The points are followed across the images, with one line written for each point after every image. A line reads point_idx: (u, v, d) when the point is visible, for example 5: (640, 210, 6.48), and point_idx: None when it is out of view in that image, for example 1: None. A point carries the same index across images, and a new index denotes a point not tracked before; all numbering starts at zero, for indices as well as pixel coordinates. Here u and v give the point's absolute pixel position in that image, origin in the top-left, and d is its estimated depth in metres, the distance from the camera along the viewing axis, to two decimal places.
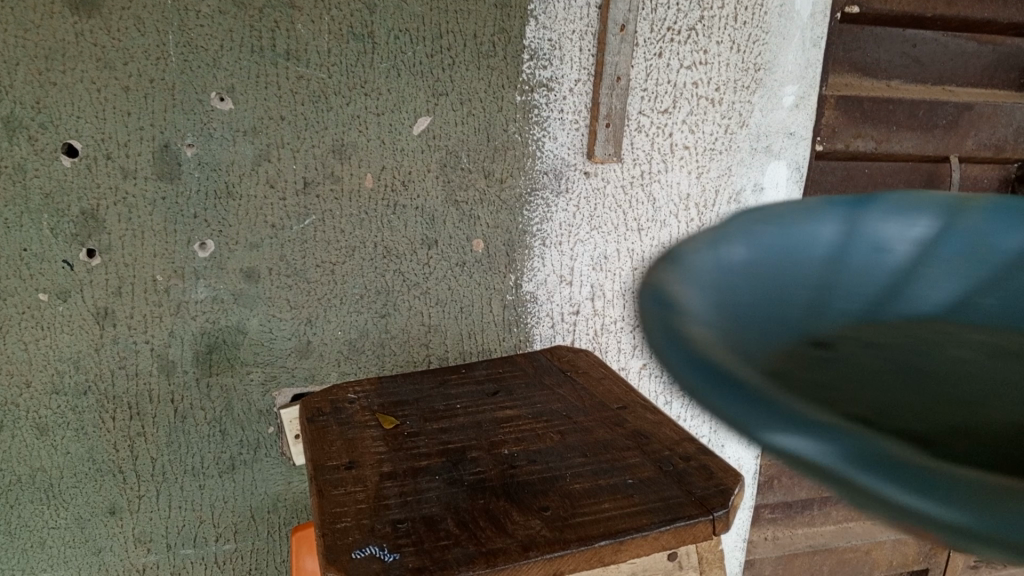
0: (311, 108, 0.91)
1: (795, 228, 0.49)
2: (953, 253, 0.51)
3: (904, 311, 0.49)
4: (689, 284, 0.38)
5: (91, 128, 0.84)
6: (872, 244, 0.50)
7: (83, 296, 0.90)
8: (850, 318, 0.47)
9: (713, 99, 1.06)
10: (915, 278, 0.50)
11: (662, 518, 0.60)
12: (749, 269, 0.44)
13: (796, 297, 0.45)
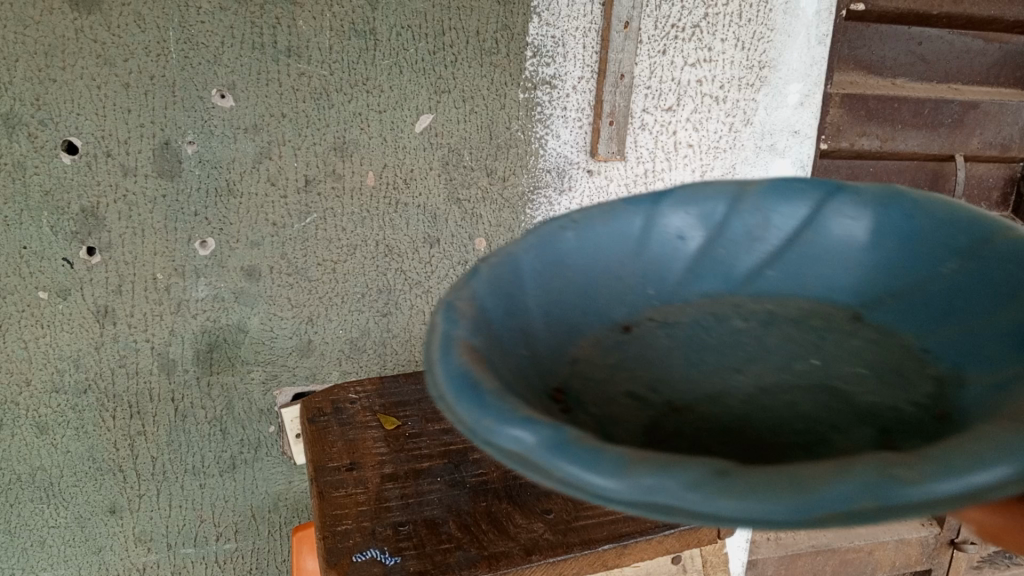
0: (312, 105, 0.91)
1: (598, 226, 0.48)
2: (747, 231, 0.52)
3: (710, 291, 0.51)
4: (464, 301, 0.37)
5: (91, 125, 0.84)
6: (676, 235, 0.51)
7: (83, 294, 0.90)
8: (649, 306, 0.49)
9: (717, 97, 1.05)
10: (717, 257, 0.52)
11: (667, 521, 0.59)
12: (544, 277, 0.44)
13: (593, 297, 0.47)
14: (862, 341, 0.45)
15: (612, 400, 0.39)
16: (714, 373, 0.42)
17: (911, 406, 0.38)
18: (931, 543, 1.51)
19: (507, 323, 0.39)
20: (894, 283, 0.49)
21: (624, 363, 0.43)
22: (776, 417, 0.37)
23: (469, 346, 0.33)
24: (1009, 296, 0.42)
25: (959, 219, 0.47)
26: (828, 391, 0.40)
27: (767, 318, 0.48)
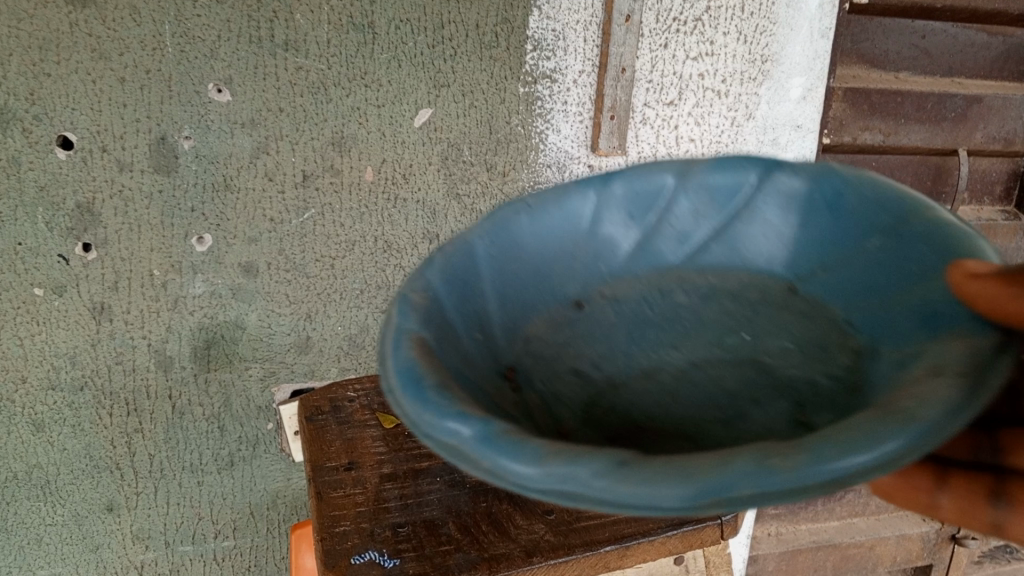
0: (310, 99, 0.90)
1: (544, 210, 0.55)
2: (689, 208, 0.57)
3: (660, 265, 0.57)
4: (417, 292, 0.44)
5: (86, 120, 0.83)
6: (620, 215, 0.57)
7: (79, 291, 0.89)
8: (598, 281, 0.55)
9: (719, 91, 1.04)
10: (662, 234, 0.57)
11: (670, 522, 0.58)
12: (493, 261, 0.51)
13: (545, 277, 0.53)
14: (790, 312, 0.50)
15: (558, 377, 0.46)
16: (650, 351, 0.49)
17: (825, 378, 0.43)
18: (931, 538, 1.51)
19: (460, 304, 0.46)
20: (827, 258, 0.53)
21: (571, 342, 0.50)
22: (701, 390, 0.44)
23: (420, 335, 0.39)
24: (918, 275, 0.45)
25: (883, 196, 0.51)
26: (754, 364, 0.46)
27: (708, 291, 0.54)
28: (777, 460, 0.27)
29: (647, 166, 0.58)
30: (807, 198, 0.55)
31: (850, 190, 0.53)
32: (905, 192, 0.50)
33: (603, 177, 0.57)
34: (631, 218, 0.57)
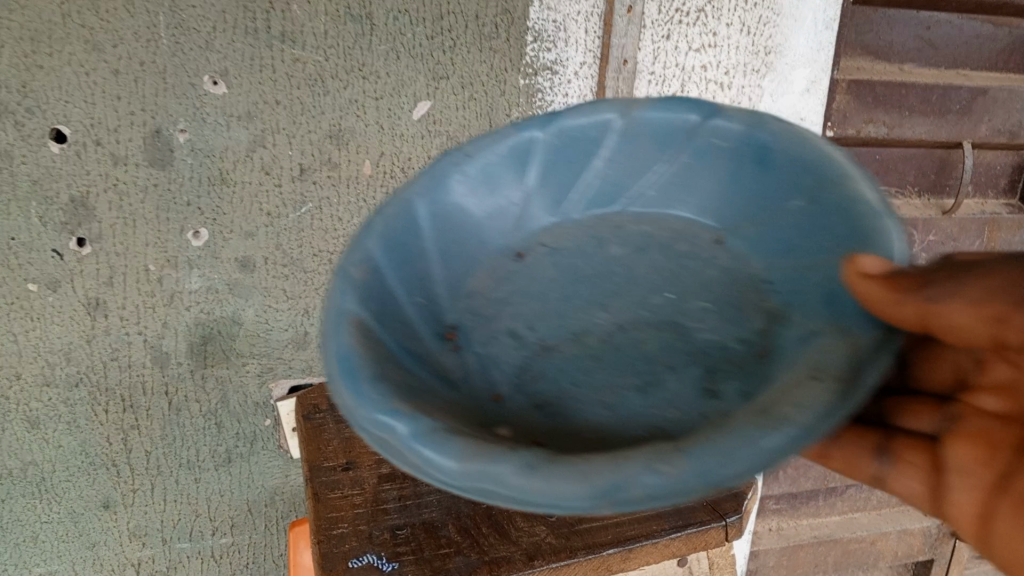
0: (308, 92, 0.88)
1: (490, 160, 0.65)
2: (626, 154, 0.67)
3: (601, 213, 0.67)
4: (356, 265, 0.52)
5: (80, 112, 0.81)
6: (561, 164, 0.67)
7: (74, 286, 0.88)
8: (542, 228, 0.66)
9: (722, 83, 1.02)
10: (603, 180, 0.67)
11: (673, 524, 0.58)
12: (439, 216, 0.61)
13: (493, 225, 0.65)
14: (711, 269, 0.58)
15: (494, 338, 0.55)
16: (583, 311, 0.56)
17: (735, 342, 0.50)
18: (932, 533, 1.51)
19: (399, 271, 0.55)
20: (751, 212, 0.61)
21: (512, 292, 0.59)
22: (623, 356, 0.51)
23: (355, 318, 0.46)
24: (835, 243, 0.51)
25: (803, 159, 0.57)
26: (672, 328, 0.53)
27: (638, 242, 0.63)
28: (661, 465, 0.33)
29: (590, 113, 0.67)
30: (732, 148, 0.62)
31: (772, 146, 0.60)
32: (825, 155, 0.56)
33: (547, 125, 0.67)
34: (571, 167, 0.67)
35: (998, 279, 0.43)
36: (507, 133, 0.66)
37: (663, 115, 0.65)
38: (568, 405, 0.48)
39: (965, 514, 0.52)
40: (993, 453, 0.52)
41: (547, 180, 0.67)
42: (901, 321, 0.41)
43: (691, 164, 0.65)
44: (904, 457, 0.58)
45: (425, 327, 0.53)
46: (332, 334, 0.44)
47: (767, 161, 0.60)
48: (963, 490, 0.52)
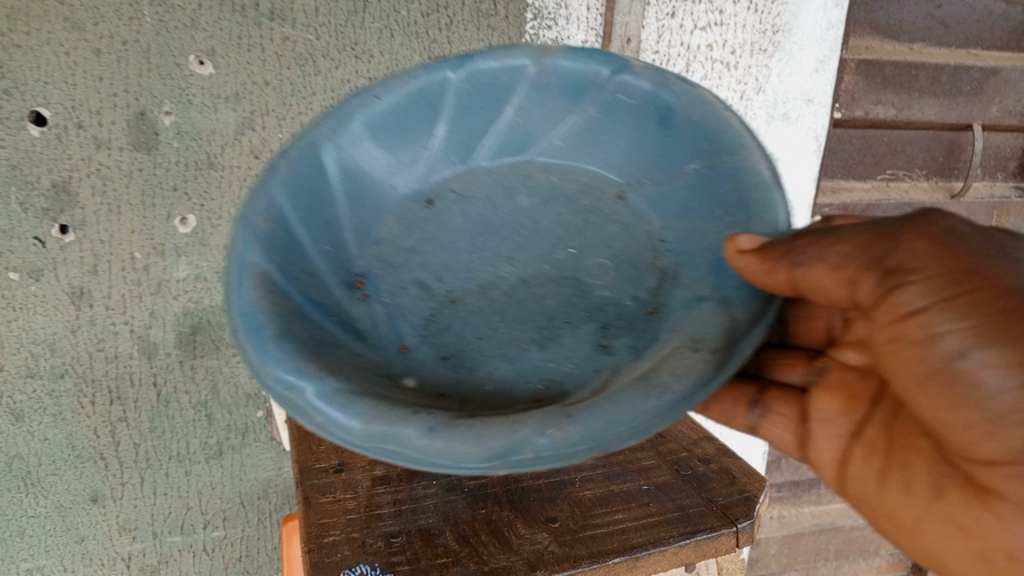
0: (297, 72, 0.85)
1: (399, 102, 0.66)
2: (538, 102, 0.67)
3: (513, 161, 0.67)
4: (260, 214, 0.54)
5: (60, 94, 0.78)
6: (472, 109, 0.67)
7: (57, 275, 0.85)
8: (451, 174, 0.67)
9: (728, 63, 0.98)
10: (513, 127, 0.67)
11: (682, 530, 0.56)
12: (346, 165, 0.63)
13: (402, 169, 0.66)
14: (613, 226, 0.60)
15: (403, 289, 0.57)
16: (488, 263, 0.59)
17: (631, 300, 0.54)
18: None
19: (301, 217, 0.57)
20: (650, 169, 0.63)
21: (420, 241, 0.61)
22: (526, 311, 0.55)
23: (259, 271, 0.50)
24: (723, 213, 0.55)
25: (704, 124, 0.59)
26: (574, 284, 0.56)
27: (547, 195, 0.64)
28: (552, 428, 0.37)
29: (504, 55, 0.67)
30: (642, 106, 0.64)
31: (679, 108, 0.61)
32: (727, 123, 0.58)
33: (460, 65, 0.66)
34: (481, 114, 0.67)
35: (854, 244, 0.47)
36: (416, 73, 0.66)
37: (574, 64, 0.66)
38: (471, 357, 0.52)
39: (827, 458, 0.57)
40: (853, 405, 0.56)
41: (457, 126, 0.67)
42: (774, 288, 0.45)
43: (597, 116, 0.66)
44: (776, 407, 0.60)
45: (333, 278, 0.56)
46: (236, 288, 0.48)
47: (673, 123, 0.62)
48: (826, 437, 0.57)
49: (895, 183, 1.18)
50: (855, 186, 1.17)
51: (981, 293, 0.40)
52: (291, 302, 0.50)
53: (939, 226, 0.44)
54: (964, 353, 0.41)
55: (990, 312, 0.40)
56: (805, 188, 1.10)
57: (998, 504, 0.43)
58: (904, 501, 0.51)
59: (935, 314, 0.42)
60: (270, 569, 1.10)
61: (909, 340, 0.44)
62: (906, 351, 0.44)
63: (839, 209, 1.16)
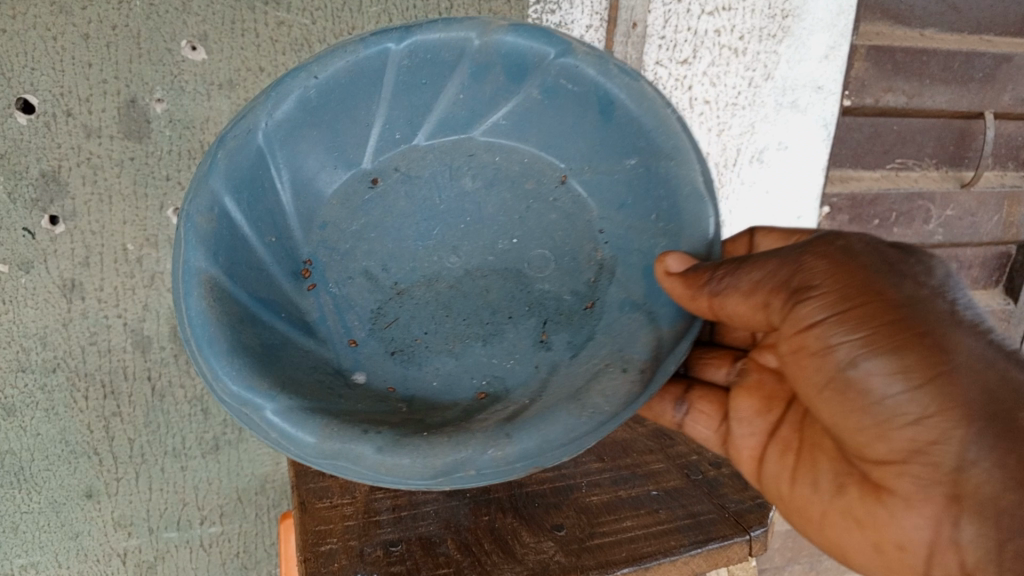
0: (293, 57, 0.83)
1: (336, 80, 0.61)
2: (477, 82, 0.64)
3: (455, 139, 0.66)
4: (203, 214, 0.57)
5: (48, 81, 0.75)
6: (412, 84, 0.63)
7: (47, 267, 0.82)
8: (393, 151, 0.66)
9: (736, 49, 0.95)
10: (452, 107, 0.65)
11: (692, 540, 0.55)
12: (284, 148, 0.62)
13: (340, 149, 0.65)
14: (555, 215, 0.64)
15: (350, 280, 0.63)
16: (433, 252, 0.63)
17: (570, 294, 0.61)
18: None
19: (247, 211, 0.60)
20: (592, 156, 0.64)
21: (363, 229, 0.64)
22: (469, 306, 0.61)
23: (206, 279, 0.55)
24: (662, 220, 0.60)
25: (649, 122, 0.60)
26: (517, 275, 0.62)
27: (491, 178, 0.65)
28: (493, 446, 0.48)
29: (447, 28, 0.61)
30: (586, 94, 0.62)
31: (624, 102, 0.61)
32: (665, 122, 0.60)
33: (402, 37, 0.61)
34: (421, 90, 0.64)
35: (765, 269, 0.52)
36: (353, 47, 0.61)
37: (521, 42, 0.61)
38: (419, 353, 0.60)
39: (746, 454, 0.62)
40: (770, 405, 0.60)
41: (399, 101, 0.64)
42: (697, 310, 0.53)
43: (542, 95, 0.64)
44: (700, 405, 0.65)
45: (280, 270, 0.61)
46: (185, 296, 0.54)
47: (616, 117, 0.61)
48: (746, 436, 0.61)
49: (905, 172, 1.16)
50: (864, 175, 1.14)
51: (871, 309, 0.47)
52: (237, 306, 0.56)
53: (837, 244, 0.51)
54: (857, 362, 0.47)
55: (883, 326, 0.46)
56: (813, 178, 1.07)
57: (892, 500, 0.49)
58: (811, 498, 0.55)
59: (830, 328, 0.48)
60: (269, 566, 1.08)
61: (810, 350, 0.50)
62: (807, 360, 0.50)
63: (848, 199, 1.13)
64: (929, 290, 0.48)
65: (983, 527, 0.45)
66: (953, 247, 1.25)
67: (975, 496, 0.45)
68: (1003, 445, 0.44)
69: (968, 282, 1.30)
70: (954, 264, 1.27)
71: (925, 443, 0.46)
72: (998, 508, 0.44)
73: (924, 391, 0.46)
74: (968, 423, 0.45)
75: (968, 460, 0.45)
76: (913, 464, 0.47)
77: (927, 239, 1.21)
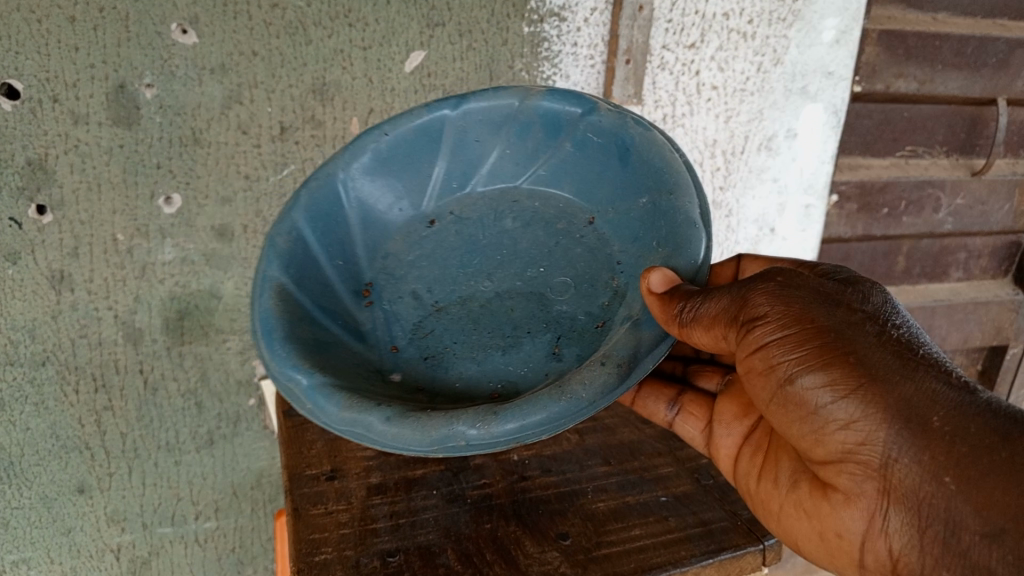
0: (287, 42, 0.79)
1: (404, 138, 0.67)
2: (521, 140, 0.67)
3: (500, 187, 0.68)
4: (282, 236, 0.61)
5: (33, 65, 0.73)
6: (466, 142, 0.67)
7: (35, 258, 0.80)
8: (451, 196, 0.69)
9: (745, 33, 0.92)
10: (499, 161, 0.68)
11: (704, 550, 0.53)
12: (359, 196, 0.66)
13: (407, 193, 0.68)
14: (580, 248, 0.63)
15: (400, 298, 0.63)
16: (471, 277, 0.63)
17: (584, 314, 0.59)
18: None
19: (319, 236, 0.64)
20: (615, 198, 0.65)
21: (422, 256, 0.65)
22: (495, 321, 0.60)
23: (278, 285, 0.58)
24: (658, 243, 0.59)
25: (657, 161, 0.61)
26: (539, 297, 0.61)
27: (529, 219, 0.66)
28: (480, 423, 0.46)
29: (495, 95, 0.66)
30: (607, 144, 0.64)
31: (636, 150, 0.62)
32: (667, 162, 0.60)
33: (457, 104, 0.66)
34: (473, 146, 0.68)
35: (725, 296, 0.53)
36: (418, 111, 0.67)
37: (553, 105, 0.65)
38: (447, 358, 0.59)
39: (723, 454, 0.62)
40: (749, 410, 0.61)
41: (455, 155, 0.68)
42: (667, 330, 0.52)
43: (571, 150, 0.66)
44: (690, 408, 0.67)
45: (343, 286, 0.63)
46: (258, 295, 0.57)
47: (633, 162, 0.63)
48: (725, 435, 0.62)
49: (914, 160, 1.13)
50: (873, 163, 1.11)
51: (804, 333, 0.48)
52: (299, 309, 0.58)
53: (779, 278, 0.52)
54: (794, 377, 0.48)
55: (814, 342, 0.48)
56: (822, 167, 1.04)
57: (835, 496, 0.49)
58: (772, 493, 0.55)
59: (772, 350, 0.49)
60: (265, 561, 1.06)
61: (757, 369, 0.51)
62: (756, 378, 0.51)
63: (857, 187, 1.10)
64: (862, 316, 0.48)
65: (909, 517, 0.44)
66: (962, 236, 1.22)
67: (900, 489, 0.45)
68: (920, 443, 0.44)
69: (977, 272, 1.28)
70: (962, 254, 1.25)
71: (855, 446, 0.46)
72: (920, 499, 0.44)
73: (852, 400, 0.46)
74: (889, 425, 0.45)
75: (892, 458, 0.45)
76: (849, 464, 0.47)
77: (935, 229, 1.19)
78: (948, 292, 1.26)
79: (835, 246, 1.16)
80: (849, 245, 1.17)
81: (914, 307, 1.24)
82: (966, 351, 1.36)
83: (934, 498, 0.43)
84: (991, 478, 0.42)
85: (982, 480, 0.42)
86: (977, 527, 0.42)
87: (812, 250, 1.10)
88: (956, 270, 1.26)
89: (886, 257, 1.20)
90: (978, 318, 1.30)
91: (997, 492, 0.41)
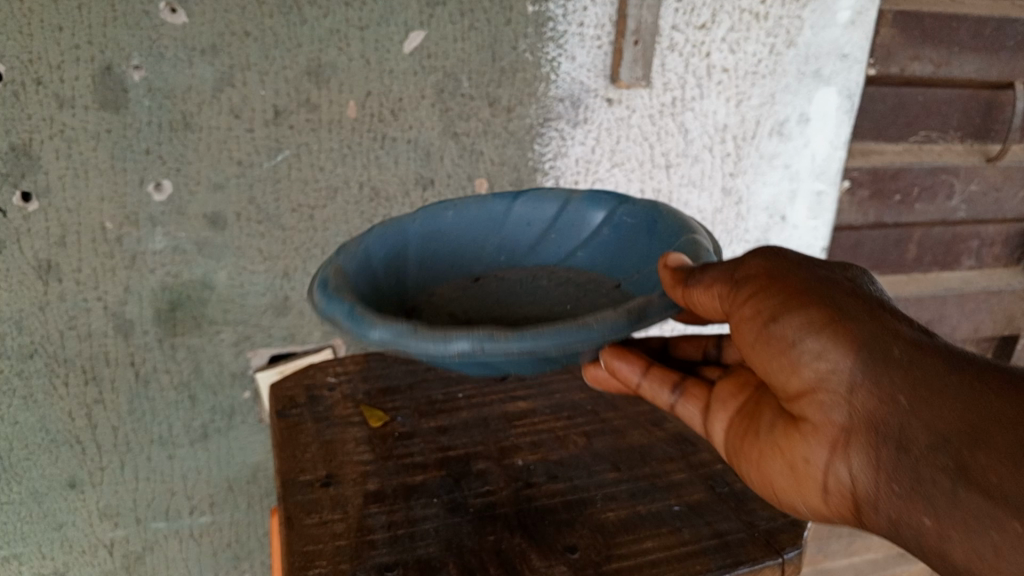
0: (281, 21, 0.76)
1: (468, 213, 0.70)
2: (563, 230, 0.71)
3: (540, 263, 0.71)
4: (353, 246, 0.61)
5: (16, 46, 0.70)
6: (520, 227, 0.71)
7: (21, 247, 0.77)
8: (494, 267, 0.70)
9: (757, 14, 0.89)
10: (543, 241, 0.71)
11: (720, 564, 0.51)
12: (423, 241, 0.67)
13: (457, 256, 0.69)
14: (606, 299, 0.64)
15: (438, 317, 0.62)
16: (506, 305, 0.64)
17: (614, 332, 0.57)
18: None
19: (382, 260, 0.63)
20: (641, 264, 0.65)
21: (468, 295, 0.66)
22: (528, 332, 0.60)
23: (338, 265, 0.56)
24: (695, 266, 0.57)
25: (681, 224, 0.62)
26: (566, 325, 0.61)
27: (565, 281, 0.68)
28: (495, 335, 0.44)
29: (544, 194, 0.71)
30: (639, 224, 0.67)
31: (664, 219, 0.65)
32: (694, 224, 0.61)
33: (514, 196, 0.71)
34: (525, 230, 0.71)
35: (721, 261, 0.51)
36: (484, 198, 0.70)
37: (596, 202, 0.70)
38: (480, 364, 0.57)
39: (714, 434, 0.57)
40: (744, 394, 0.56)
41: (509, 230, 0.70)
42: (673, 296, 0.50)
43: (607, 237, 0.69)
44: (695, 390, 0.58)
45: (391, 302, 0.61)
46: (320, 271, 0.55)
47: (660, 230, 0.65)
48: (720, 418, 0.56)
49: (927, 146, 1.10)
50: (886, 149, 1.08)
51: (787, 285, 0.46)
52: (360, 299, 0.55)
53: (774, 249, 0.50)
54: (774, 319, 0.45)
55: (794, 289, 0.45)
56: (835, 153, 1.01)
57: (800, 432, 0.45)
58: (748, 449, 0.51)
59: (757, 297, 0.47)
60: (261, 558, 1.03)
61: (740, 318, 0.48)
62: (739, 329, 0.48)
63: (868, 173, 1.08)
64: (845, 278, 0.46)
65: (866, 442, 0.41)
66: (974, 224, 1.19)
67: (860, 416, 0.41)
68: (881, 369, 0.41)
69: (989, 261, 1.25)
70: (975, 242, 1.22)
71: (822, 376, 0.43)
72: (877, 422, 0.40)
73: (825, 334, 0.43)
74: (857, 353, 0.41)
75: (854, 385, 0.41)
76: (816, 397, 0.43)
77: (948, 216, 1.16)
78: (960, 281, 1.23)
79: (846, 234, 1.13)
80: (859, 233, 1.14)
81: (926, 297, 1.21)
82: (977, 342, 1.33)
83: (890, 420, 0.40)
84: (943, 394, 0.38)
85: (937, 396, 0.38)
86: (925, 441, 0.38)
87: (823, 240, 1.07)
88: (968, 258, 1.23)
89: (897, 245, 1.17)
90: (989, 307, 1.27)
91: (947, 406, 0.38)
